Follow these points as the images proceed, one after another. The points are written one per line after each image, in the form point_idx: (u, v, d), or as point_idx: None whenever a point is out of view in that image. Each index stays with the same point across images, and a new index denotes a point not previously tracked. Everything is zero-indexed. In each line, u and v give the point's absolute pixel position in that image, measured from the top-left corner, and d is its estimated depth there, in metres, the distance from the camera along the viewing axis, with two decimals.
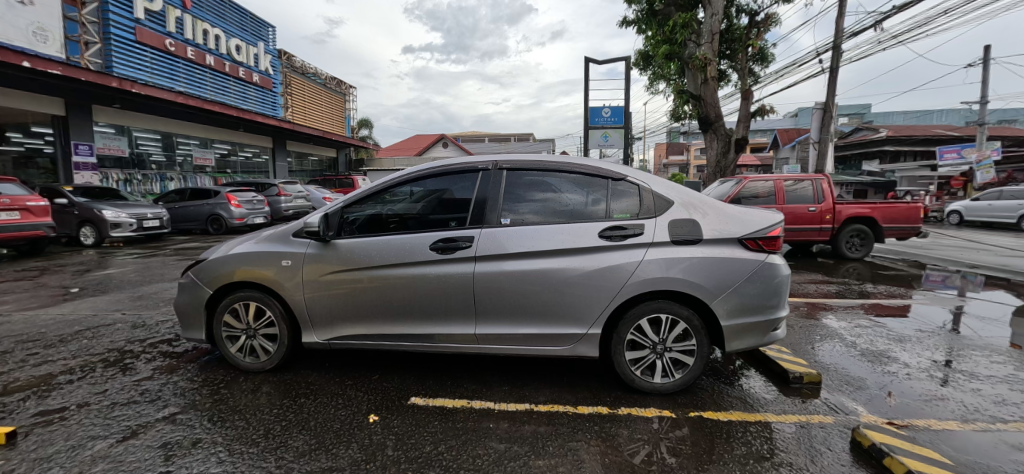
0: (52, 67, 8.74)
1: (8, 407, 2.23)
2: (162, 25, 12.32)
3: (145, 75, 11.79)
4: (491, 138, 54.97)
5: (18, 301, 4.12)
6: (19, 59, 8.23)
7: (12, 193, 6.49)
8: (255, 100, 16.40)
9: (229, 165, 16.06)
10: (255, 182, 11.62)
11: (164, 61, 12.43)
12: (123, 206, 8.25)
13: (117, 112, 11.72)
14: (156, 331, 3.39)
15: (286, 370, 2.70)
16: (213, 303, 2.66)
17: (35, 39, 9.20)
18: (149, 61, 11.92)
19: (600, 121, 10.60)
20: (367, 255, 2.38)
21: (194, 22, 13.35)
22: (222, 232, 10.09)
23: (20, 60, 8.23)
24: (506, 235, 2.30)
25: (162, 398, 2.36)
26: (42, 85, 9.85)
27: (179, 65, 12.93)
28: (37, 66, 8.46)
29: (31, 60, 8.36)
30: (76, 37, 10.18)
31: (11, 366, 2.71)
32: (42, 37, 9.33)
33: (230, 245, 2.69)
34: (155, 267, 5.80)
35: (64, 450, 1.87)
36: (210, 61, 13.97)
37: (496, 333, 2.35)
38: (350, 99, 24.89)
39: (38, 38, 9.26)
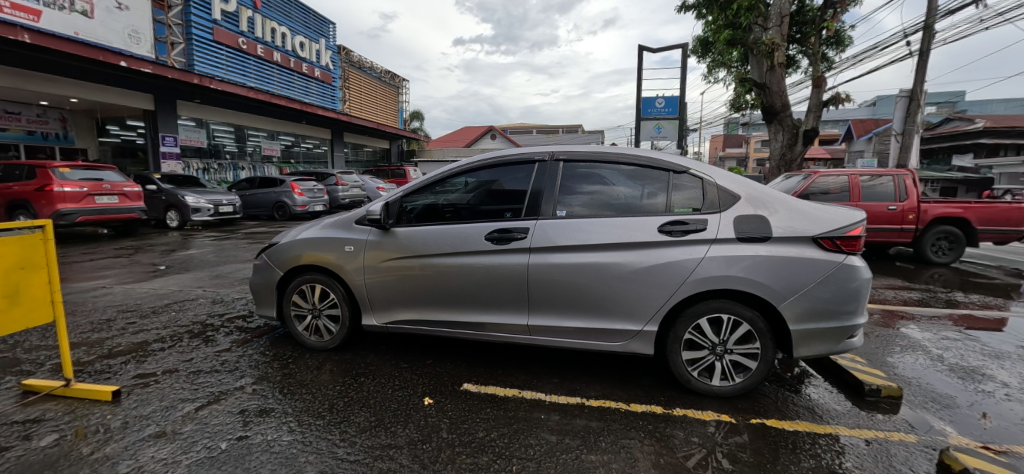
0: (144, 66, 9.71)
1: (113, 369, 2.54)
2: (236, 24, 13.25)
3: (221, 72, 12.79)
4: (540, 129, 54.73)
5: (120, 275, 4.67)
6: (117, 59, 9.22)
7: (113, 180, 7.32)
8: (316, 94, 17.35)
9: (293, 155, 17.21)
10: (315, 171, 12.35)
11: (238, 58, 13.39)
12: (202, 193, 9.04)
13: (197, 106, 12.79)
14: (232, 307, 3.71)
15: (348, 350, 2.86)
16: (283, 285, 2.85)
17: (130, 41, 10.21)
18: (225, 59, 12.90)
19: (653, 112, 10.21)
20: (424, 243, 2.45)
21: (263, 21, 14.31)
22: (286, 219, 10.81)
23: (117, 60, 9.23)
24: (559, 227, 2.28)
25: (239, 368, 2.59)
26: (137, 83, 10.99)
27: (250, 62, 13.89)
28: (131, 65, 9.45)
29: (127, 60, 9.35)
30: (163, 39, 11.23)
31: (115, 332, 3.07)
32: (136, 39, 10.35)
33: (298, 231, 2.86)
34: (229, 249, 6.32)
35: (158, 410, 2.15)
36: (277, 58, 14.88)
37: (548, 326, 2.34)
38: (402, 92, 25.66)
39: (133, 40, 10.27)
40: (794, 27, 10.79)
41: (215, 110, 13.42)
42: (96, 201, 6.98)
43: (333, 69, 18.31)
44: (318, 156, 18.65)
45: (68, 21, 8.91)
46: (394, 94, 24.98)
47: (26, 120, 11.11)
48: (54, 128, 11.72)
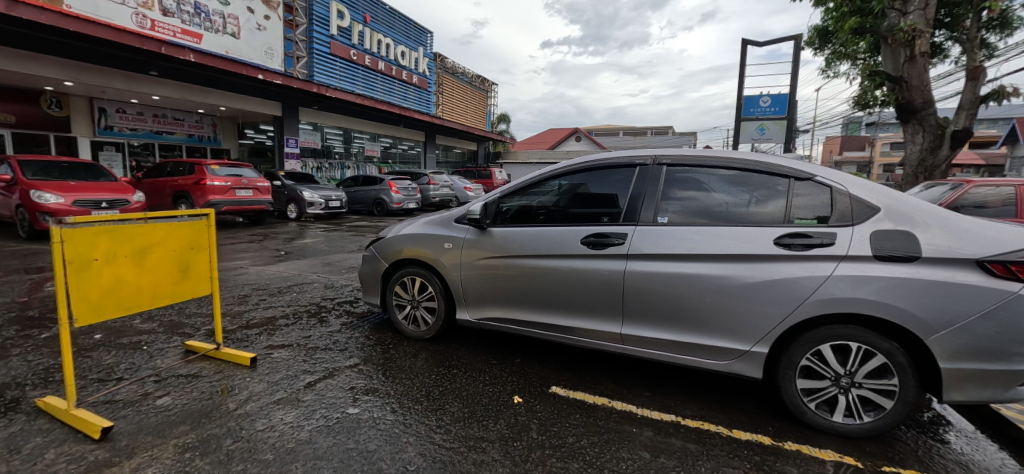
0: (276, 78, 11.27)
1: (251, 339, 3.02)
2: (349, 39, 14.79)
3: (335, 81, 14.36)
4: (625, 131, 53.07)
5: (255, 257, 5.50)
6: (257, 72, 10.80)
7: (249, 176, 8.59)
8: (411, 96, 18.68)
9: (390, 156, 18.78)
10: (410, 171, 13.35)
11: (349, 69, 14.95)
12: (316, 188, 10.23)
13: (315, 112, 14.58)
14: (341, 292, 4.14)
15: (441, 341, 3.05)
16: (387, 276, 3.12)
17: (266, 56, 12.12)
18: (338, 69, 14.47)
19: (756, 112, 9.37)
20: (520, 244, 2.57)
21: (371, 34, 15.79)
22: (384, 215, 11.82)
23: (257, 73, 10.80)
24: (658, 235, 2.23)
25: (349, 350, 2.90)
26: (269, 93, 12.80)
27: (359, 71, 15.44)
28: (267, 78, 11.05)
29: (264, 73, 10.91)
30: (291, 54, 12.93)
31: (251, 307, 3.61)
32: (270, 55, 12.24)
33: (399, 226, 3.11)
34: (336, 239, 7.08)
35: (285, 379, 2.54)
36: (381, 66, 16.38)
37: (643, 337, 2.28)
38: (489, 96, 26.52)
39: (267, 56, 12.16)
40: (943, 10, 9.20)
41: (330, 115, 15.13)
42: (236, 194, 8.25)
43: (429, 76, 19.68)
44: (412, 157, 20.11)
45: (222, 41, 10.89)
46: (483, 97, 26.00)
47: (187, 125, 13.53)
48: (207, 131, 14.08)
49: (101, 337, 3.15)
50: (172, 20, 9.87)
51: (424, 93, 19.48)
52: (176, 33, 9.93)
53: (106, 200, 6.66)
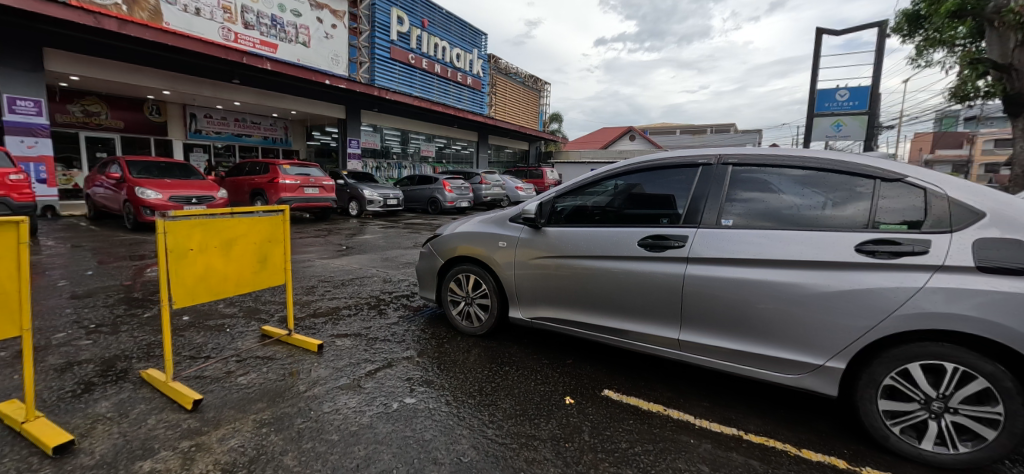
0: (342, 82, 12.18)
1: (318, 327, 3.27)
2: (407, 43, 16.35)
3: (393, 83, 15.92)
4: (682, 129, 50.83)
5: (321, 251, 5.93)
6: (324, 78, 11.71)
7: (316, 175, 9.25)
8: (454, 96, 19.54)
9: (444, 156, 19.42)
10: (463, 171, 13.72)
11: (406, 72, 16.53)
12: (375, 187, 10.80)
13: (376, 115, 15.46)
14: (398, 286, 4.35)
15: (493, 338, 3.14)
16: (443, 272, 3.27)
17: (332, 63, 13.12)
18: (396, 73, 16.06)
19: (831, 107, 8.66)
20: (574, 245, 2.57)
21: (429, 37, 17.42)
22: (437, 213, 12.24)
23: (324, 78, 11.71)
24: (720, 238, 2.12)
25: (406, 342, 3.06)
26: (334, 97, 13.70)
27: (417, 74, 17.07)
28: (332, 82, 11.95)
29: (330, 78, 11.79)
30: (355, 59, 14.36)
31: (318, 297, 3.90)
32: (336, 61, 13.22)
33: (455, 225, 3.25)
34: (393, 236, 7.43)
35: (349, 366, 2.73)
36: (436, 69, 17.90)
37: (702, 345, 2.19)
38: (540, 95, 27.83)
39: (334, 62, 13.18)
40: None
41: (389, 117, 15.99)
42: (305, 192, 8.92)
43: (482, 76, 21.23)
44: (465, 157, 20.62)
45: (294, 50, 11.99)
46: (535, 96, 27.47)
47: (264, 129, 14.84)
48: (279, 134, 15.34)
49: (190, 318, 3.54)
50: (253, 33, 11.02)
51: (478, 94, 21.16)
52: (255, 44, 11.06)
53: (195, 196, 7.45)
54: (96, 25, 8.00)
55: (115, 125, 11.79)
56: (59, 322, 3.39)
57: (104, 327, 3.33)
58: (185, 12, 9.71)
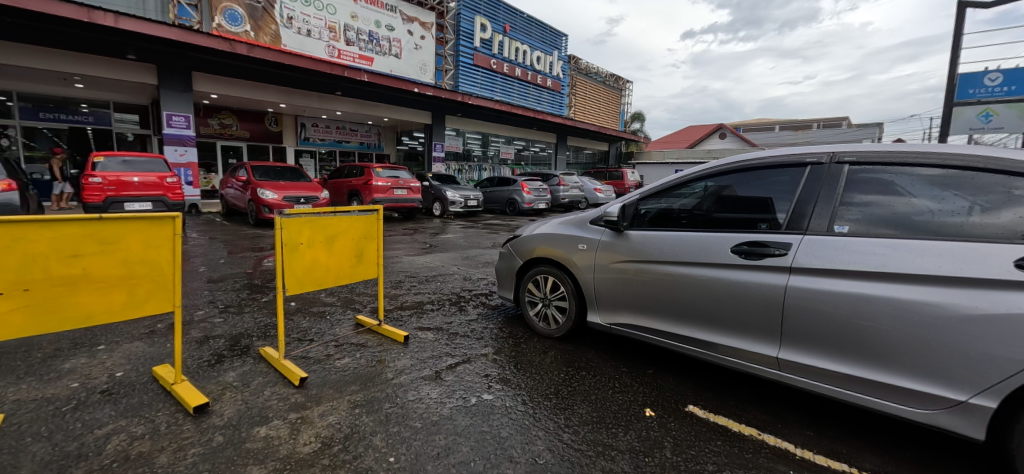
0: (429, 90, 13.12)
1: (405, 319, 3.52)
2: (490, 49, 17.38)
3: (476, 89, 17.05)
4: (782, 124, 45.98)
5: (408, 248, 6.38)
6: (412, 86, 12.71)
7: (405, 177, 9.98)
8: (533, 98, 20.16)
9: (523, 159, 20.09)
10: (541, 173, 13.90)
11: (489, 77, 17.53)
12: (458, 189, 11.35)
13: (459, 119, 16.52)
14: (477, 284, 4.50)
15: (571, 341, 3.13)
16: (521, 273, 3.35)
17: (420, 71, 14.54)
18: (479, 78, 17.13)
19: (978, 93, 7.16)
20: (658, 250, 2.45)
21: (510, 42, 18.27)
22: (515, 214, 12.50)
23: (412, 86, 12.72)
24: (831, 247, 1.87)
25: (484, 338, 3.17)
26: (420, 104, 14.74)
27: (497, 78, 17.99)
28: (421, 89, 12.92)
29: (418, 85, 12.74)
30: (441, 67, 15.70)
31: (405, 292, 4.20)
32: (424, 70, 14.67)
33: (535, 227, 3.31)
34: (473, 235, 7.74)
35: (432, 357, 2.89)
36: (517, 72, 18.77)
37: (806, 366, 1.95)
38: (624, 94, 27.27)
39: (421, 71, 14.58)
40: None
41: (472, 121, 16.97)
42: (394, 193, 9.65)
43: (562, 78, 21.67)
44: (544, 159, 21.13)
45: (388, 62, 13.51)
46: (617, 96, 27.01)
47: (360, 135, 16.42)
48: (373, 139, 16.86)
49: (297, 304, 4.02)
50: (353, 49, 12.64)
51: (557, 95, 21.55)
52: (356, 59, 12.70)
53: (303, 197, 8.45)
54: (231, 51, 9.58)
55: (242, 135, 13.77)
56: (200, 301, 4.07)
57: (232, 308, 3.92)
58: (300, 34, 11.50)
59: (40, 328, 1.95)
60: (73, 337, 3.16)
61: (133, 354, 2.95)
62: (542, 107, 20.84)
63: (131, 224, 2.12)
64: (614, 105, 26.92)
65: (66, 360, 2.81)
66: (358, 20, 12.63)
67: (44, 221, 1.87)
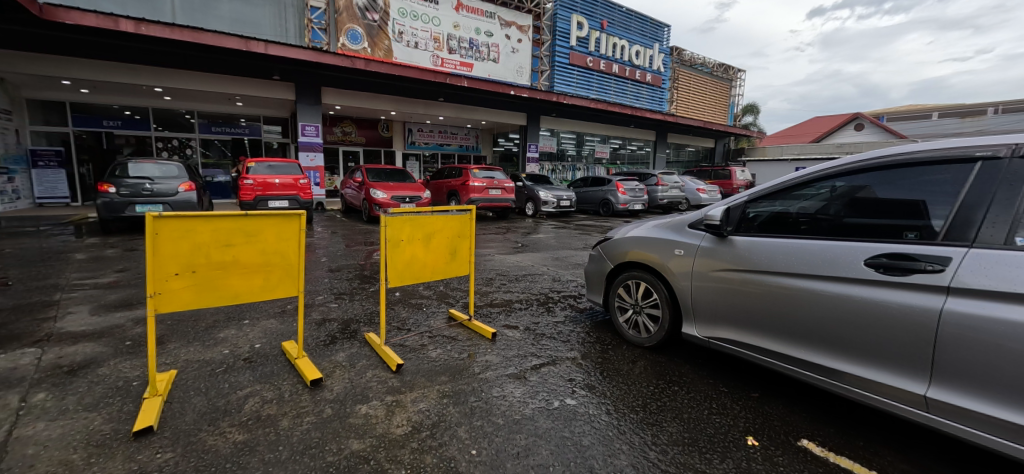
0: (524, 92, 13.76)
1: (494, 316, 3.61)
2: (586, 47, 17.10)
3: (571, 88, 16.99)
4: (949, 110, 37.28)
5: (500, 247, 6.56)
6: (508, 89, 13.44)
7: (499, 178, 10.34)
8: (631, 95, 19.33)
9: (619, 157, 20.02)
10: (638, 172, 13.44)
11: (585, 75, 17.32)
12: (551, 189, 11.40)
13: (554, 119, 17.04)
14: (566, 286, 4.45)
15: (663, 352, 2.92)
16: (611, 276, 3.24)
17: (517, 74, 15.19)
18: (575, 77, 17.00)
19: None
20: (770, 259, 2.18)
21: (607, 37, 17.86)
22: (609, 214, 12.16)
23: (508, 89, 13.44)
24: (1014, 264, 1.47)
25: (570, 341, 3.13)
26: (516, 106, 15.42)
27: (594, 77, 17.66)
28: (516, 92, 13.63)
29: (513, 88, 13.43)
30: (537, 69, 15.91)
31: (495, 289, 4.32)
32: (521, 72, 15.29)
33: (627, 230, 3.18)
34: (563, 236, 7.68)
35: (517, 355, 2.92)
36: (615, 68, 18.26)
37: (973, 412, 1.52)
38: (734, 85, 24.85)
39: (518, 73, 15.22)
40: None
41: (565, 120, 17.38)
42: (489, 192, 10.05)
43: (663, 71, 20.48)
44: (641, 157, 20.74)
45: (486, 67, 14.38)
46: (727, 86, 24.68)
47: (460, 138, 17.50)
48: (472, 142, 17.86)
49: (399, 295, 4.38)
50: (455, 56, 13.62)
51: (657, 90, 20.40)
52: (457, 65, 13.69)
53: (407, 197, 9.23)
54: (352, 66, 10.91)
55: (359, 141, 15.52)
56: (321, 287, 4.66)
57: (345, 294, 4.43)
58: (409, 47, 12.73)
59: (204, 301, 2.41)
60: (228, 311, 3.86)
61: (269, 329, 3.49)
62: (640, 103, 19.88)
63: (267, 220, 2.52)
64: (722, 97, 24.50)
65: (222, 330, 3.44)
66: (460, 28, 13.60)
67: (206, 217, 2.28)
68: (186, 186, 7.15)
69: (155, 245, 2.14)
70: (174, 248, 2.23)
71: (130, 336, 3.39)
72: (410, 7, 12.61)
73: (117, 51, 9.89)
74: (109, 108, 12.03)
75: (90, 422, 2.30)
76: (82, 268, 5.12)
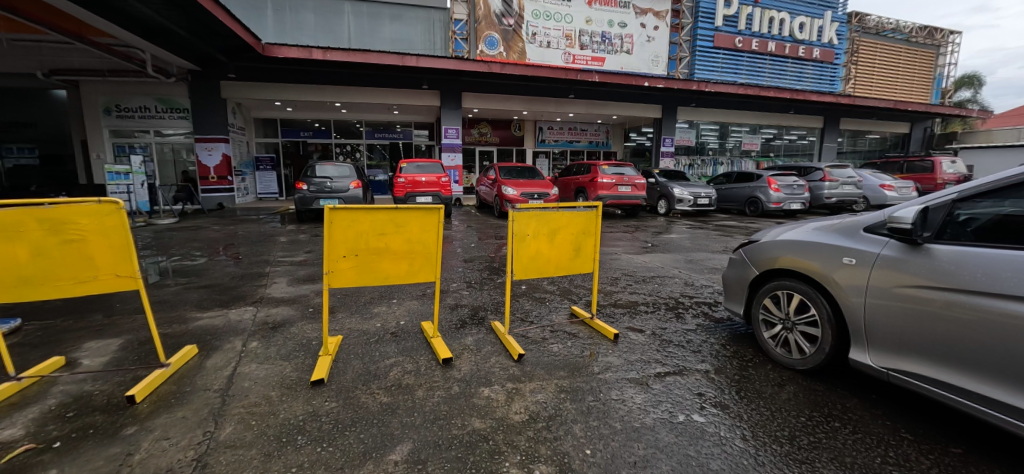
0: (660, 82, 13.43)
1: (618, 317, 3.61)
2: (735, 25, 15.51)
3: (715, 74, 15.55)
4: None
5: (627, 246, 6.38)
6: (643, 80, 13.24)
7: (630, 174, 10.03)
8: (792, 77, 16.68)
9: (772, 149, 18.26)
10: (798, 166, 11.60)
11: (732, 58, 15.64)
12: (687, 185, 10.63)
13: (693, 110, 16.25)
14: (701, 292, 4.20)
15: (822, 380, 2.47)
16: (756, 285, 2.88)
17: (653, 64, 14.35)
18: (720, 61, 15.50)
19: None
20: (988, 276, 1.67)
21: (762, 13, 15.85)
22: (757, 214, 10.83)
23: (643, 80, 13.24)
24: None
25: (703, 353, 2.91)
26: (651, 98, 15.37)
27: (743, 58, 15.81)
28: (652, 83, 13.32)
29: (648, 80, 13.16)
30: (675, 56, 15.09)
31: (622, 289, 4.32)
32: (657, 62, 14.40)
33: (780, 233, 2.79)
34: (700, 237, 7.09)
35: (641, 360, 2.83)
36: (770, 47, 15.99)
37: None
38: (942, 52, 19.75)
39: (654, 63, 14.36)
40: None
41: (708, 111, 16.56)
42: (618, 189, 9.83)
43: (836, 44, 17.19)
44: (801, 148, 18.45)
45: (619, 59, 13.97)
46: (933, 55, 19.68)
47: (590, 135, 17.53)
48: (602, 137, 17.76)
49: (525, 287, 4.58)
50: (587, 52, 13.61)
51: (827, 67, 17.19)
52: (588, 61, 13.62)
53: (536, 194, 9.60)
54: (489, 70, 11.93)
55: (493, 141, 16.58)
56: (456, 275, 5.17)
57: (476, 283, 4.84)
58: (542, 47, 13.19)
59: (363, 281, 2.86)
60: (382, 290, 4.56)
61: (412, 309, 4.00)
62: (804, 85, 17.03)
63: (413, 213, 2.87)
64: (923, 69, 19.48)
65: (377, 305, 4.08)
66: (592, 23, 13.54)
67: (368, 209, 2.72)
68: (355, 184, 8.50)
69: (330, 232, 2.65)
70: (344, 235, 2.71)
71: (311, 303, 4.25)
72: (543, 8, 13.09)
73: (312, 74, 12.42)
74: (307, 122, 15.12)
75: (284, 368, 2.95)
76: (285, 248, 6.60)
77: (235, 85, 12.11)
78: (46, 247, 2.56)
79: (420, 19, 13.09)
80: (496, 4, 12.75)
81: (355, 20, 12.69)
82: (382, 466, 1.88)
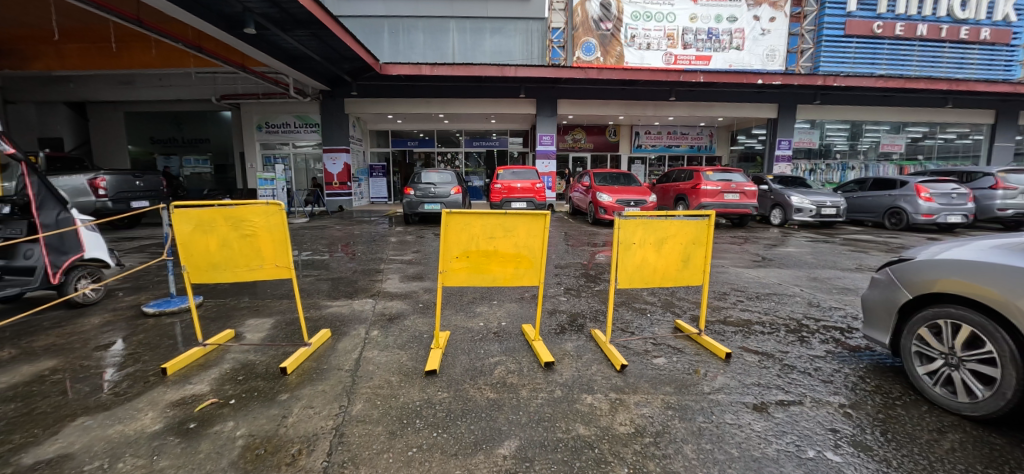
0: (776, 79, 12.29)
1: (729, 335, 3.37)
2: (873, 9, 13.44)
3: (846, 66, 13.61)
4: None
5: (736, 258, 5.90)
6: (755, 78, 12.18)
7: (738, 181, 9.26)
8: (949, 64, 13.94)
9: (920, 151, 15.55)
10: (957, 170, 9.67)
11: (868, 46, 13.57)
12: (807, 193, 9.47)
13: (816, 107, 14.43)
14: (829, 315, 3.73)
15: (1002, 431, 2.04)
16: (906, 311, 2.49)
17: (767, 59, 13.09)
18: (852, 51, 13.57)
19: None
20: None
21: None
22: (900, 228, 9.27)
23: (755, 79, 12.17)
24: None
25: (835, 384, 2.58)
26: (764, 97, 14.03)
27: (884, 45, 13.62)
28: (765, 80, 12.35)
29: (762, 76, 12.14)
30: (795, 49, 13.66)
31: (732, 306, 4.02)
32: (772, 56, 13.10)
33: (942, 252, 2.39)
34: (826, 252, 6.29)
35: (759, 383, 2.62)
36: (921, 30, 13.59)
37: None
38: None
39: (769, 58, 13.09)
40: None
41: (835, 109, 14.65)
42: (724, 197, 9.13)
43: (1016, 21, 13.96)
44: (961, 149, 15.38)
45: (728, 57, 12.95)
46: None
47: (691, 138, 16.58)
48: (705, 141, 16.68)
49: (623, 297, 4.49)
50: (691, 51, 12.86)
51: (1000, 49, 14.04)
52: (692, 60, 12.86)
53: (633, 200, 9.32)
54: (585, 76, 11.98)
55: (587, 146, 16.49)
56: (551, 280, 5.27)
57: (571, 289, 4.87)
58: (641, 49, 12.79)
59: (472, 281, 3.06)
60: (483, 290, 4.82)
61: (511, 311, 4.16)
62: (967, 73, 14.10)
63: (520, 219, 2.99)
64: None
65: (479, 305, 4.32)
66: (697, 20, 12.78)
67: (480, 214, 2.90)
68: (456, 190, 9.14)
69: (447, 234, 2.89)
70: (457, 237, 2.94)
71: (421, 300, 4.66)
72: (644, 9, 12.71)
73: (420, 89, 13.59)
74: (414, 133, 16.50)
75: (402, 356, 3.28)
76: (395, 248, 7.30)
77: (357, 102, 13.69)
78: (229, 240, 3.19)
79: (519, 29, 13.67)
80: (595, 9, 12.68)
81: (459, 36, 13.61)
82: (493, 458, 2.00)
